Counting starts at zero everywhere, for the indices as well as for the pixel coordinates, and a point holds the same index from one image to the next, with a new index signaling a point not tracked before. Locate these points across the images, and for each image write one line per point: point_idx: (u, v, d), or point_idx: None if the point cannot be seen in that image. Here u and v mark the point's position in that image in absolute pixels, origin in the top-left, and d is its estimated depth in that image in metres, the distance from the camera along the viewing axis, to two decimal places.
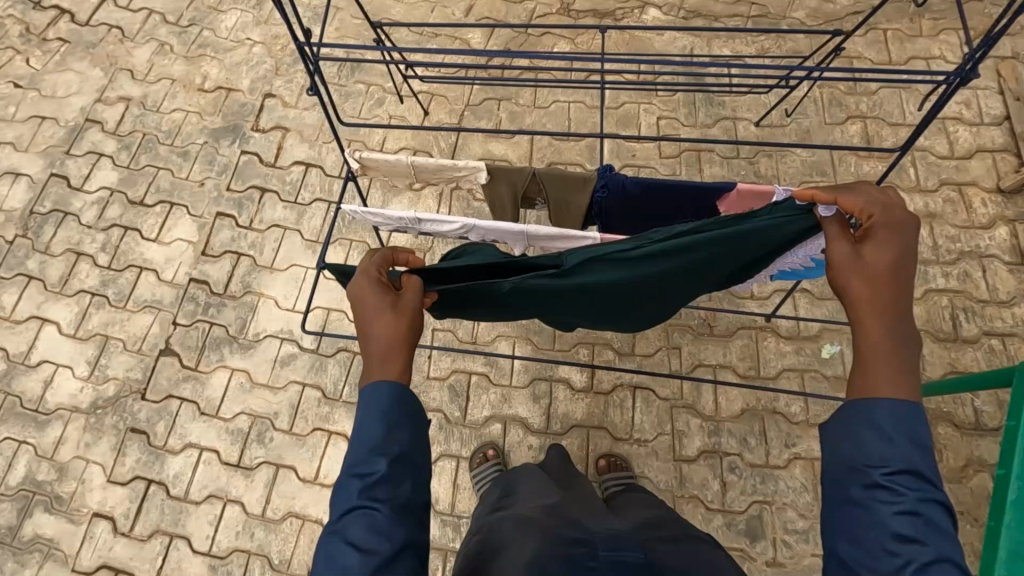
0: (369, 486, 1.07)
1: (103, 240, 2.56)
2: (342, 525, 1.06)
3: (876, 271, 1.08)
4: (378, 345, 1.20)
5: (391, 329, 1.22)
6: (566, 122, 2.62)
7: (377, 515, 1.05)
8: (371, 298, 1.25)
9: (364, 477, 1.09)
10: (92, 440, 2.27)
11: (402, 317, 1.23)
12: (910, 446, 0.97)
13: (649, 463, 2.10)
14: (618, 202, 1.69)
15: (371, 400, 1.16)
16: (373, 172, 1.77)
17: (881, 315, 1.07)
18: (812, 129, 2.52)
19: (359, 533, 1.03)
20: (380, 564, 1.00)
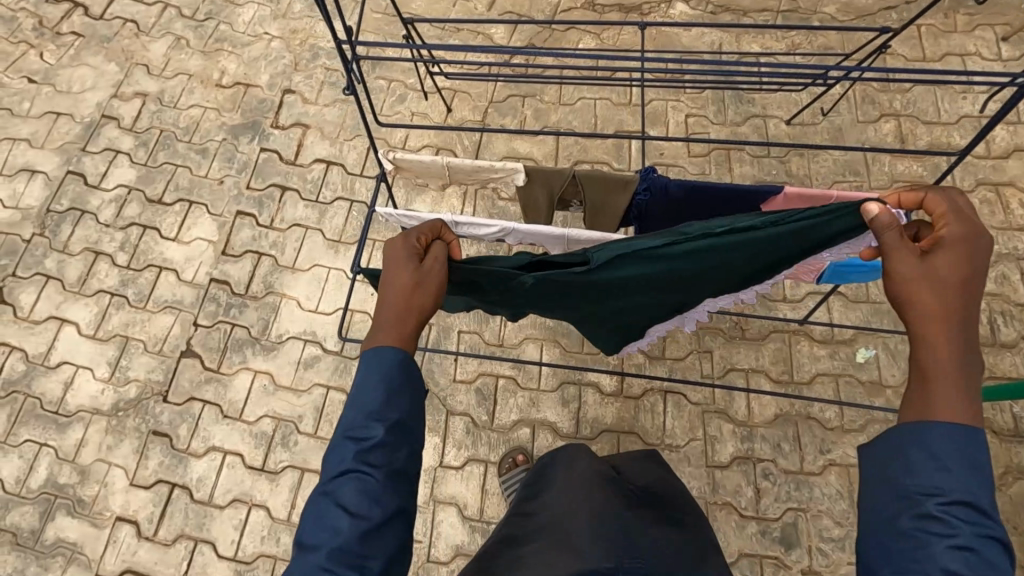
0: (362, 448, 1.06)
1: (121, 238, 2.52)
2: (333, 482, 1.04)
3: (945, 288, 1.02)
4: (390, 316, 1.19)
5: (408, 302, 1.20)
6: (592, 120, 2.56)
7: (370, 479, 1.04)
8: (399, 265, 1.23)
9: (358, 439, 1.07)
10: (114, 442, 2.24)
11: (420, 292, 1.22)
12: (967, 477, 0.90)
13: (681, 469, 2.07)
14: (659, 205, 1.64)
15: (372, 364, 1.14)
16: (406, 173, 1.72)
17: (945, 333, 1.00)
18: (845, 127, 2.46)
19: (352, 494, 1.02)
20: (366, 529, 1.00)
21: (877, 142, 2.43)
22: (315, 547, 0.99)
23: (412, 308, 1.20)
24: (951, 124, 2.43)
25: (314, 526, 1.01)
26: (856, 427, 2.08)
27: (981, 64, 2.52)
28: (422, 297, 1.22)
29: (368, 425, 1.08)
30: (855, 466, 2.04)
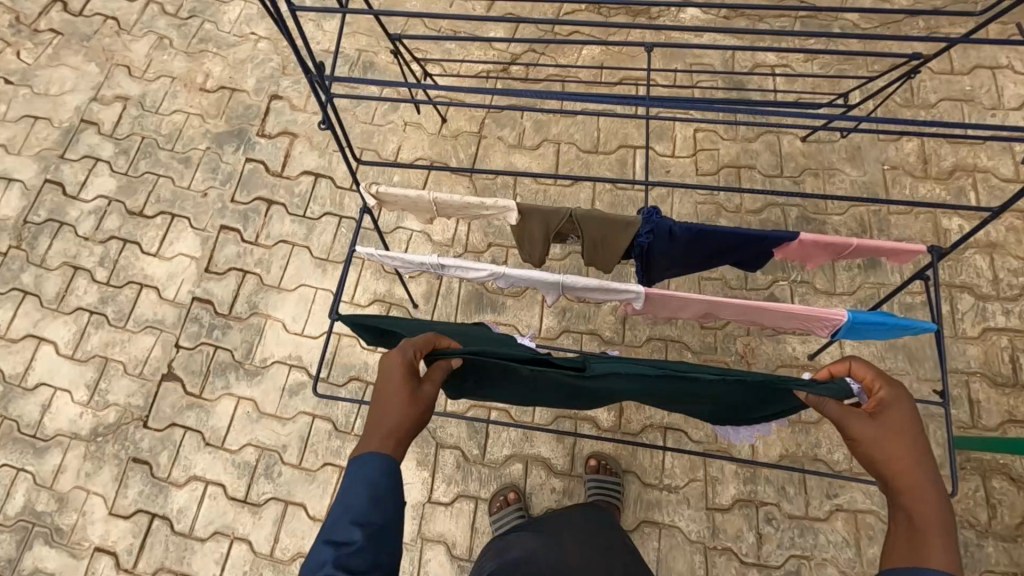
0: (341, 552, 1.04)
1: (101, 253, 2.41)
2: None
3: (897, 444, 1.11)
4: (383, 425, 1.16)
5: (400, 415, 1.17)
6: (594, 133, 2.42)
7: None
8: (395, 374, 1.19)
9: (338, 541, 1.06)
10: (93, 469, 2.17)
11: (414, 406, 1.18)
12: None
13: (680, 511, 1.97)
14: (663, 247, 1.51)
15: (357, 472, 1.13)
16: (391, 207, 1.60)
17: (908, 490, 1.08)
18: (864, 145, 2.30)
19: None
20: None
21: (900, 162, 2.27)
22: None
23: (405, 422, 1.17)
24: (978, 144, 2.27)
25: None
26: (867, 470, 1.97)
27: (1013, 78, 2.35)
28: (417, 411, 1.18)
29: (349, 529, 1.07)
30: (863, 512, 1.94)
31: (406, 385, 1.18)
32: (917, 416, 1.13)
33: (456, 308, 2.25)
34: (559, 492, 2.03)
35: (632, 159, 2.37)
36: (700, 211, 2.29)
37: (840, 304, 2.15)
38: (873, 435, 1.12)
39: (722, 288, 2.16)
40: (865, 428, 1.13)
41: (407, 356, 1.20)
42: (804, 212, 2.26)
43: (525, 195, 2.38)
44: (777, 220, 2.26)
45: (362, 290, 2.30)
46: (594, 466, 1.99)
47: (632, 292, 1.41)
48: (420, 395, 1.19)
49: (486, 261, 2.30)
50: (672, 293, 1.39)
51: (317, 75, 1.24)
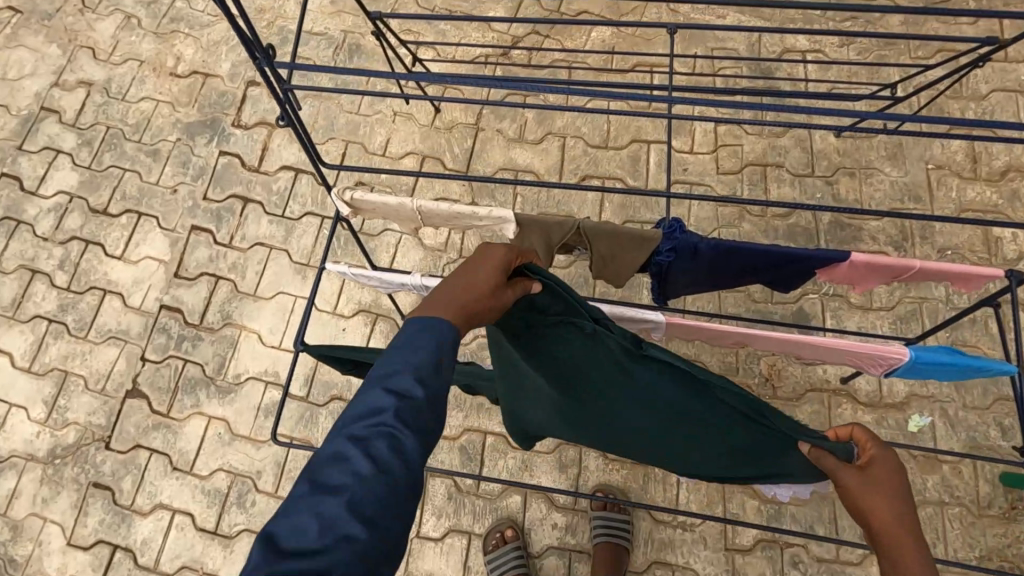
0: (401, 408, 0.78)
1: (60, 255, 2.20)
2: (358, 433, 0.76)
3: (882, 501, 0.92)
4: (451, 300, 0.89)
5: (473, 292, 0.90)
6: (604, 126, 2.18)
7: (404, 442, 0.76)
8: (488, 257, 0.94)
9: (394, 391, 0.79)
10: (50, 495, 1.97)
11: (491, 295, 0.91)
12: None
13: (695, 552, 1.77)
14: (685, 266, 1.28)
15: (413, 334, 0.85)
16: (369, 216, 1.38)
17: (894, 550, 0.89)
18: (906, 143, 2.06)
19: (379, 450, 0.75)
20: (389, 491, 0.73)
21: (946, 160, 2.03)
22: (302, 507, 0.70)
23: (474, 305, 0.89)
24: None
25: (324, 476, 0.73)
26: None
27: None
28: (490, 306, 0.91)
29: (408, 381, 0.80)
30: None
31: (495, 273, 0.92)
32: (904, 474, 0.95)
33: None
34: (562, 528, 1.83)
35: (645, 155, 2.14)
36: (721, 214, 2.06)
37: (877, 321, 1.92)
38: (859, 491, 0.93)
39: (744, 302, 1.96)
40: (851, 484, 0.94)
41: (504, 253, 0.95)
42: (838, 217, 2.03)
43: (526, 195, 2.15)
44: (807, 225, 2.03)
45: (345, 299, 2.09)
46: (601, 500, 1.80)
47: (651, 321, 1.18)
48: (501, 292, 0.92)
49: None
50: (697, 323, 1.17)
51: (264, 60, 0.99)
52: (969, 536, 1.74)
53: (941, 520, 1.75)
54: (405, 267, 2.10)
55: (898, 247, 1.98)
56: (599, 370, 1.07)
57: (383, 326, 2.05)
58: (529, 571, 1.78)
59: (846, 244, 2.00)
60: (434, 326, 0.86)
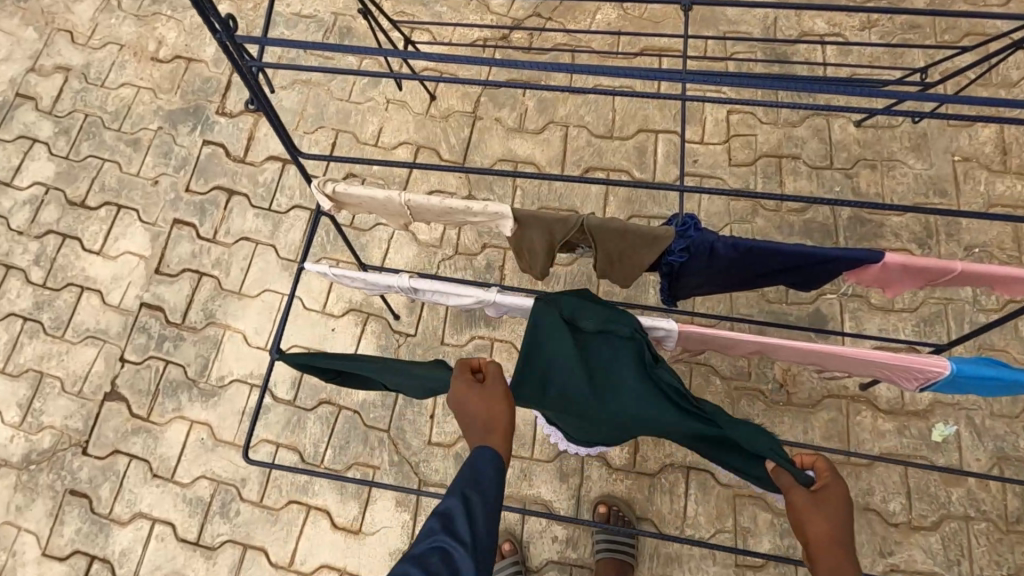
0: (450, 525, 0.96)
1: (36, 250, 2.09)
2: (418, 553, 0.93)
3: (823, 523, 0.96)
4: (475, 423, 1.07)
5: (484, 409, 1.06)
6: (609, 114, 2.06)
7: (458, 553, 0.94)
8: (455, 389, 1.09)
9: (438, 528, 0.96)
10: (25, 503, 1.88)
11: (494, 401, 1.07)
12: None
13: (704, 568, 1.67)
14: (699, 267, 1.17)
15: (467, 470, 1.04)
16: (354, 211, 1.26)
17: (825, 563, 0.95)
18: (931, 133, 1.94)
19: (434, 564, 0.91)
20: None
21: (973, 152, 1.91)
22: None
23: (494, 417, 1.06)
24: None
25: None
26: (927, 523, 1.67)
27: None
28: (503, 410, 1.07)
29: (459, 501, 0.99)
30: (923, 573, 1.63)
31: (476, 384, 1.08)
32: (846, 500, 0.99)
33: (444, 321, 1.93)
34: (562, 542, 1.73)
35: (653, 146, 2.01)
36: (733, 209, 1.94)
37: (899, 323, 1.81)
38: (805, 511, 0.98)
39: (757, 302, 1.85)
40: (800, 505, 0.99)
41: (462, 375, 1.09)
42: (857, 212, 1.91)
43: (525, 188, 2.03)
44: (824, 221, 1.91)
45: (335, 298, 1.98)
46: (604, 512, 1.71)
47: (662, 329, 1.09)
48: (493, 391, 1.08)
49: (481, 265, 1.97)
50: (714, 331, 1.07)
51: (223, 32, 0.90)
52: (996, 553, 1.64)
53: (966, 536, 1.65)
54: (399, 264, 1.99)
55: (921, 244, 1.87)
56: (619, 381, 1.07)
57: (375, 326, 1.94)
58: None
59: (866, 241, 1.89)
60: (482, 452, 1.06)
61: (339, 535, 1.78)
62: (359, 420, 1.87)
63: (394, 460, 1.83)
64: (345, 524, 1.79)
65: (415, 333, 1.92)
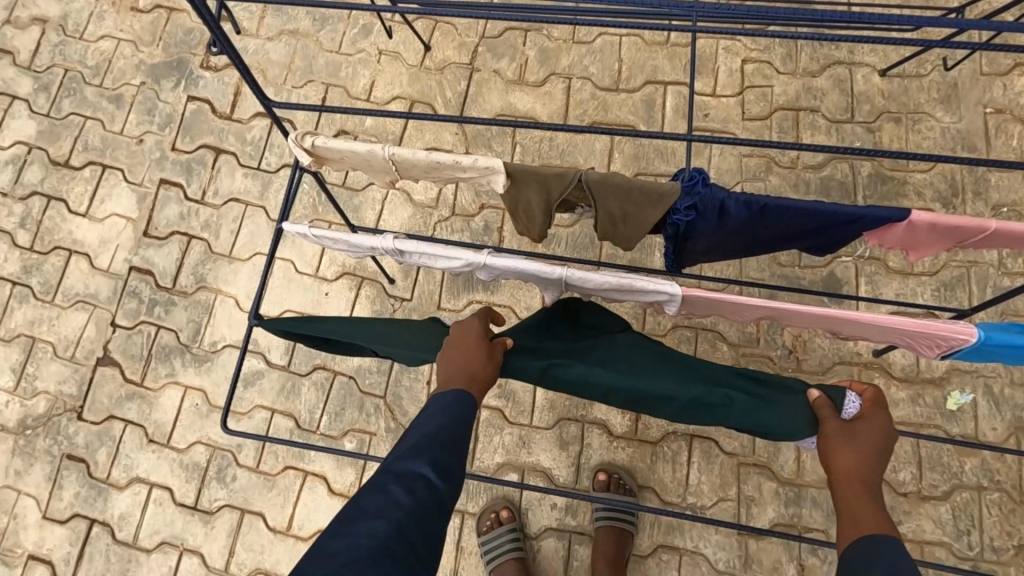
0: (431, 451, 0.96)
1: (22, 212, 2.03)
2: (398, 472, 0.93)
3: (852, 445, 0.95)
4: (456, 369, 1.02)
5: (475, 366, 1.02)
6: (615, 64, 1.93)
7: (436, 481, 0.94)
8: (464, 335, 1.06)
9: (425, 453, 0.96)
10: (23, 467, 1.87)
11: (488, 362, 1.02)
12: None
13: (706, 536, 1.64)
14: (708, 228, 1.07)
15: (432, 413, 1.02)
16: (335, 166, 1.17)
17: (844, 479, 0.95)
18: (963, 84, 1.80)
19: (417, 489, 0.92)
20: (421, 519, 0.89)
21: (1008, 104, 1.77)
22: (358, 518, 0.87)
23: (479, 375, 1.02)
24: None
25: (366, 502, 0.89)
26: (938, 493, 1.62)
27: None
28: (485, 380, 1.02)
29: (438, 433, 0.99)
30: (931, 543, 1.59)
31: (481, 339, 1.04)
32: (878, 433, 0.96)
33: (441, 285, 1.86)
34: (561, 509, 1.71)
35: (661, 99, 1.89)
36: (745, 166, 1.83)
37: (918, 288, 1.73)
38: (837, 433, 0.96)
39: (768, 265, 1.78)
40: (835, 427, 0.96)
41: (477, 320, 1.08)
42: (879, 169, 1.80)
43: (526, 144, 1.93)
44: (843, 179, 1.80)
45: (328, 262, 1.91)
46: (604, 480, 1.67)
47: (665, 294, 0.99)
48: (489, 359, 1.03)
49: (478, 226, 1.88)
50: (721, 295, 0.98)
51: None
52: (1008, 523, 1.59)
53: (978, 506, 1.60)
54: (393, 226, 1.91)
55: (946, 204, 1.76)
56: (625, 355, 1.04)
57: (370, 290, 1.87)
58: (526, 555, 1.66)
59: (887, 200, 1.78)
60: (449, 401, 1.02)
61: (336, 501, 1.77)
62: (355, 386, 1.83)
63: (390, 426, 1.79)
64: (342, 490, 1.77)
65: (411, 298, 1.86)
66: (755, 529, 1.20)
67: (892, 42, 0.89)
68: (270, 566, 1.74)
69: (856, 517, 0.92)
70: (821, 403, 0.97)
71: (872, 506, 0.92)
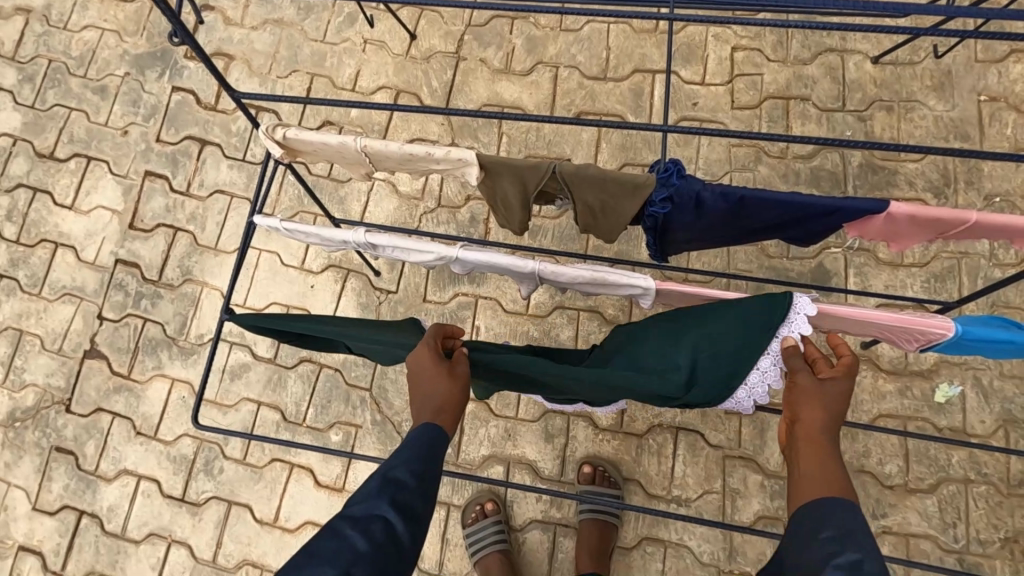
0: (392, 492, 0.95)
1: (8, 205, 2.03)
2: (356, 515, 0.92)
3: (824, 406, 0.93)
4: (430, 401, 1.02)
5: (443, 397, 1.02)
6: (603, 52, 1.90)
7: (396, 524, 0.92)
8: (419, 359, 1.03)
9: (387, 493, 0.95)
10: (13, 459, 1.88)
11: (457, 386, 1.02)
12: None
13: (690, 529, 1.64)
14: (686, 219, 1.05)
15: (413, 447, 1.02)
16: (309, 157, 1.15)
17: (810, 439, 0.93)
18: (957, 71, 1.76)
19: (376, 531, 0.90)
20: (378, 565, 0.87)
21: (1003, 91, 1.74)
22: (311, 563, 0.85)
23: (450, 399, 1.02)
24: None
25: (320, 547, 0.87)
26: (925, 486, 1.61)
27: None
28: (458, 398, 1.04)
29: (402, 472, 0.98)
30: (917, 536, 1.58)
31: (440, 367, 1.02)
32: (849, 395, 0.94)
33: (427, 278, 1.85)
34: (546, 502, 1.71)
35: (650, 88, 1.86)
36: (734, 156, 1.81)
37: (907, 279, 1.71)
38: (806, 392, 0.93)
39: (756, 256, 1.75)
40: (806, 385, 0.93)
41: (427, 339, 1.03)
42: (870, 158, 1.77)
43: (512, 135, 1.90)
44: (833, 168, 1.78)
45: (314, 254, 1.90)
46: (588, 473, 1.67)
47: (639, 288, 0.98)
48: (456, 378, 1.03)
49: (464, 218, 1.87)
50: (697, 289, 0.96)
51: None
52: (994, 516, 1.58)
53: (964, 499, 1.59)
54: (379, 217, 1.89)
55: (938, 193, 1.73)
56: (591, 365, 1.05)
57: (356, 283, 1.86)
58: (511, 548, 1.67)
59: (878, 190, 1.75)
60: (429, 428, 1.04)
61: (323, 493, 1.77)
62: (341, 379, 1.82)
63: (376, 419, 1.79)
64: (328, 483, 1.77)
65: (396, 290, 1.85)
66: (735, 528, 1.19)
67: (889, 31, 0.84)
68: (258, 557, 1.75)
69: (817, 475, 0.91)
70: (792, 354, 0.92)
71: (828, 469, 0.91)
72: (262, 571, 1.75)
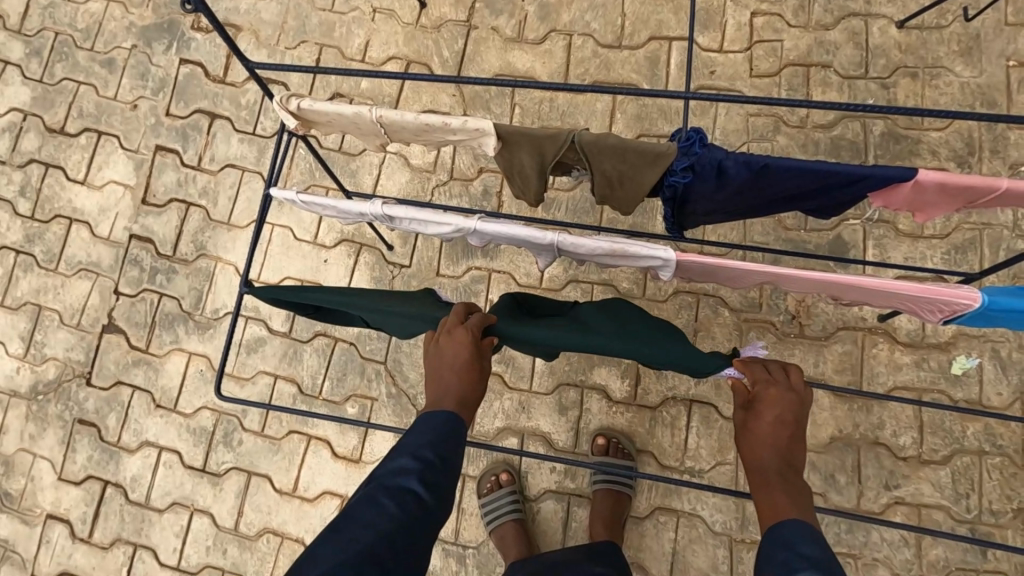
0: (418, 466, 0.98)
1: (21, 180, 2.03)
2: (388, 484, 0.96)
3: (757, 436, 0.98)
4: (452, 386, 1.03)
5: (464, 387, 1.03)
6: (618, 19, 1.85)
7: (425, 497, 0.96)
8: (454, 342, 1.01)
9: (415, 469, 0.98)
10: (37, 432, 1.92)
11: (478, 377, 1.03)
12: None
13: (703, 499, 1.66)
14: (707, 190, 1.02)
15: (424, 429, 1.03)
16: (324, 128, 1.14)
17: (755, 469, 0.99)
18: (986, 35, 1.70)
19: (408, 502, 0.95)
20: (407, 534, 0.92)
21: None
22: (348, 527, 0.90)
23: (469, 390, 1.04)
24: None
25: (358, 514, 0.92)
26: (938, 458, 1.61)
27: None
28: (478, 376, 1.04)
29: (427, 449, 1.01)
30: (929, 507, 1.59)
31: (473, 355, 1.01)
32: (786, 420, 0.96)
33: (440, 252, 1.85)
34: (560, 473, 1.73)
35: (666, 55, 1.81)
36: (753, 126, 1.77)
37: (927, 251, 1.68)
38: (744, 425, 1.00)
39: (773, 229, 1.74)
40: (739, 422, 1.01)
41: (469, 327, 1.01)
42: (893, 127, 1.73)
43: (525, 106, 1.87)
44: (854, 138, 1.74)
45: (327, 228, 1.90)
46: (602, 445, 1.68)
47: (658, 260, 0.96)
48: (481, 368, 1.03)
49: (477, 191, 1.86)
50: (717, 261, 0.94)
51: None
52: (1007, 487, 1.59)
53: (978, 470, 1.59)
54: (391, 191, 1.88)
55: (961, 162, 1.69)
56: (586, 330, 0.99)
57: (369, 258, 1.86)
58: (525, 517, 1.69)
59: (899, 160, 1.72)
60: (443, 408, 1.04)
61: (340, 464, 1.80)
62: (356, 352, 1.84)
63: (392, 392, 1.81)
64: (345, 454, 1.80)
65: (410, 264, 1.85)
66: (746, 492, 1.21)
67: None
68: (278, 525, 1.79)
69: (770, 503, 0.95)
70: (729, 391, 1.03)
71: (777, 494, 0.95)
72: (283, 539, 1.79)
